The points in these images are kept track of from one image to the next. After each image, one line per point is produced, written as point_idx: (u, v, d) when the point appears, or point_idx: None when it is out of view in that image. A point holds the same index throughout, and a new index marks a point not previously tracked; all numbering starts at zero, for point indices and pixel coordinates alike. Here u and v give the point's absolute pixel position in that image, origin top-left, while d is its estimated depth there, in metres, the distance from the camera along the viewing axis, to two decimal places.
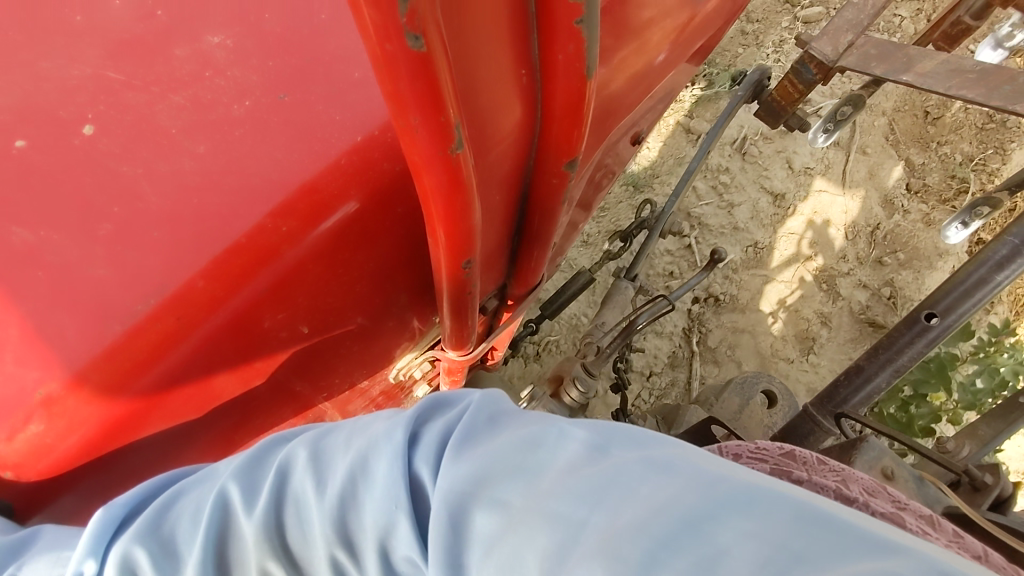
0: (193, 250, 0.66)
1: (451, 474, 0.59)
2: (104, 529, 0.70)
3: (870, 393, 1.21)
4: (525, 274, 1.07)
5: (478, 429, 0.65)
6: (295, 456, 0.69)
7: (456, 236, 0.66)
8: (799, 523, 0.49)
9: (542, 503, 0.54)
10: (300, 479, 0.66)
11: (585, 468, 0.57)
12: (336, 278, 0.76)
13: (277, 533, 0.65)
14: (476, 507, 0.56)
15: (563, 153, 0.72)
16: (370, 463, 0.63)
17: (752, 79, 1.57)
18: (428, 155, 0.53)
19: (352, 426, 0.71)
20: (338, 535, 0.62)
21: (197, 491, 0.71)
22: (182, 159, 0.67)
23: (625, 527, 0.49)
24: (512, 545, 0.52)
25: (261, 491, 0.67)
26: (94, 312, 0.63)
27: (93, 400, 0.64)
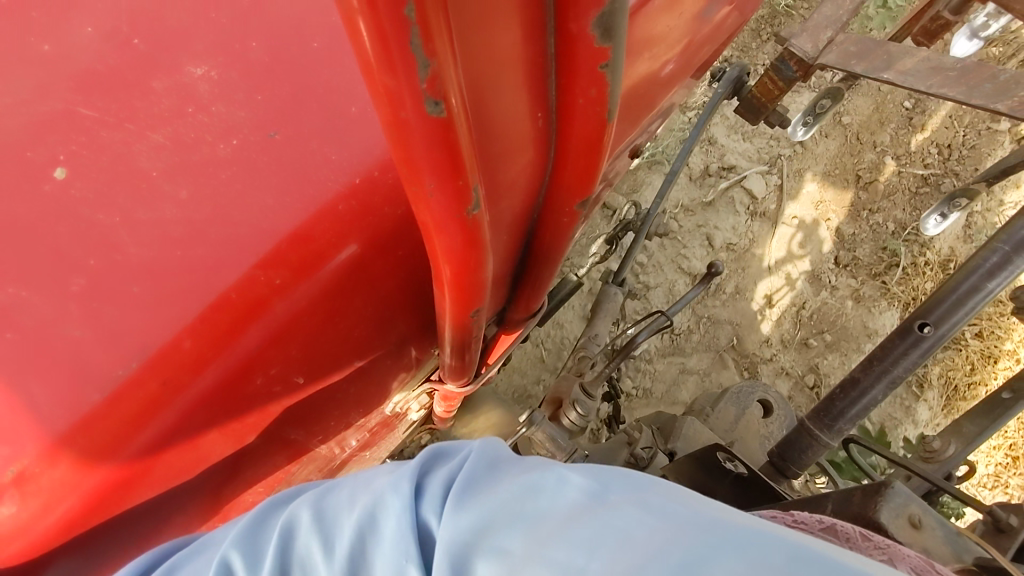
0: (178, 307, 0.60)
1: (453, 524, 0.55)
2: None
3: (867, 405, 1.15)
4: (528, 301, 1.02)
5: (478, 474, 0.61)
6: (298, 516, 0.64)
7: (467, 290, 0.62)
8: (799, 567, 0.46)
9: (542, 552, 0.50)
10: (306, 542, 0.62)
11: (583, 513, 0.53)
12: (334, 326, 0.71)
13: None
14: (475, 557, 0.53)
15: (576, 194, 0.67)
16: (375, 521, 0.59)
17: (731, 76, 1.53)
18: (443, 218, 0.49)
19: (355, 480, 0.67)
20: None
21: (194, 563, 0.65)
22: (164, 205, 0.62)
23: (624, 574, 0.46)
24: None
25: (264, 558, 0.63)
26: (71, 379, 0.58)
27: (70, 473, 0.59)
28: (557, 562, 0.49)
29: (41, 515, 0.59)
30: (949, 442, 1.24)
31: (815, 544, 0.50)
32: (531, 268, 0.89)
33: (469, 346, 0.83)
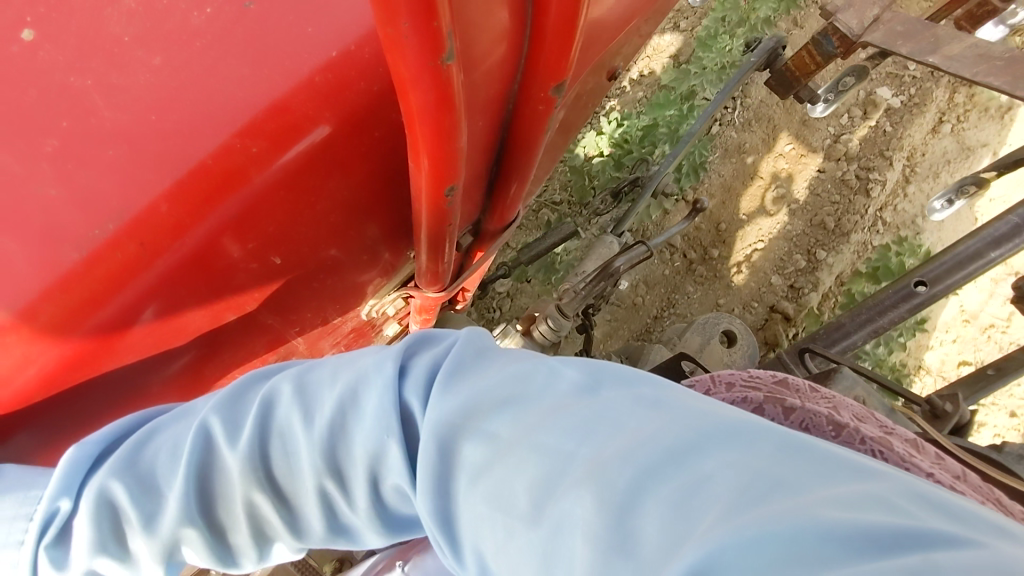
0: (155, 170, 0.60)
1: (441, 405, 0.57)
2: (79, 465, 0.65)
3: (846, 348, 1.20)
4: (502, 210, 1.04)
5: (465, 361, 0.62)
6: (279, 388, 0.66)
7: (441, 160, 0.63)
8: (784, 452, 0.48)
9: (530, 436, 0.53)
10: (286, 412, 0.64)
11: (573, 404, 0.55)
12: (308, 207, 0.73)
13: (263, 462, 0.63)
14: (464, 439, 0.55)
15: (551, 78, 0.68)
16: (360, 395, 0.61)
17: (766, 45, 1.65)
18: (417, 68, 0.50)
19: (337, 360, 0.68)
20: (327, 466, 0.61)
21: (174, 427, 0.67)
22: (137, 71, 0.61)
23: (611, 457, 0.49)
24: (501, 476, 0.52)
25: (244, 427, 0.64)
26: (45, 235, 0.58)
27: (46, 334, 0.60)
28: (547, 447, 0.52)
29: (15, 369, 0.60)
30: None
31: (798, 435, 0.51)
32: (505, 170, 0.91)
33: (443, 243, 0.86)
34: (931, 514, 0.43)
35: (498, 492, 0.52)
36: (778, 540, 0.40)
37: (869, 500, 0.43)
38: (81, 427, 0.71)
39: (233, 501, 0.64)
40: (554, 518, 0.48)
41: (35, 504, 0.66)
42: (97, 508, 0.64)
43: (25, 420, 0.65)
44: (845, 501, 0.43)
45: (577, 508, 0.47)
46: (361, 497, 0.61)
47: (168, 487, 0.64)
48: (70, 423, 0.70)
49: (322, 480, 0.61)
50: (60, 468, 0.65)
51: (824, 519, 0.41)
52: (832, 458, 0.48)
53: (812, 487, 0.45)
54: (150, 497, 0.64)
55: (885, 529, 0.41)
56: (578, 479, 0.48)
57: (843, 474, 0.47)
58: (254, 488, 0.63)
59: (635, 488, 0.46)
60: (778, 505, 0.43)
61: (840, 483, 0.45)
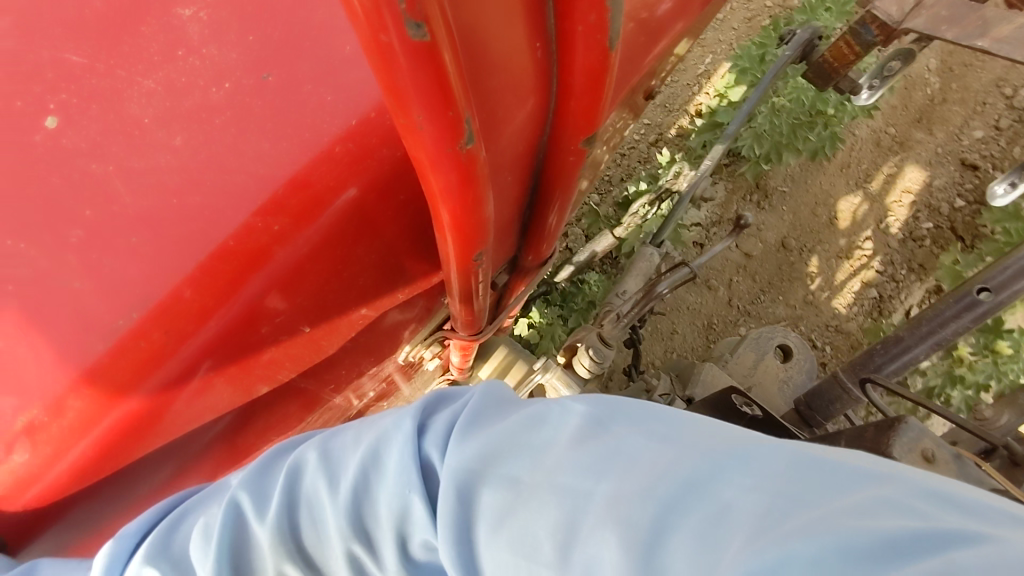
0: (176, 257, 0.59)
1: (459, 452, 0.55)
2: (117, 555, 0.67)
3: (907, 363, 1.11)
4: (537, 244, 1.01)
5: (484, 408, 0.60)
6: (304, 457, 0.64)
7: (468, 230, 0.60)
8: (796, 468, 0.45)
9: (550, 475, 0.50)
10: (311, 481, 0.62)
11: (588, 440, 0.52)
12: (336, 274, 0.71)
13: (293, 537, 0.62)
14: (482, 484, 0.53)
15: (581, 132, 0.65)
16: (380, 454, 0.59)
17: (801, 38, 1.44)
18: (434, 152, 0.47)
19: (359, 423, 0.66)
20: (352, 528, 0.59)
21: (205, 506, 0.67)
22: (157, 153, 0.60)
23: (631, 494, 0.46)
24: (524, 520, 0.49)
25: (271, 497, 0.63)
26: (71, 330, 0.58)
27: (77, 427, 0.60)
28: (565, 486, 0.49)
29: (52, 462, 0.61)
30: (1002, 414, 1.08)
31: (811, 449, 0.48)
32: (540, 211, 0.88)
33: (475, 295, 0.83)
34: (948, 515, 0.41)
35: (522, 539, 0.49)
36: (806, 558, 0.37)
37: (880, 506, 0.41)
38: (121, 508, 0.71)
39: (267, 571, 0.63)
40: (584, 563, 0.45)
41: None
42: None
43: (62, 510, 0.65)
44: (859, 511, 0.40)
45: (605, 551, 0.44)
46: (389, 558, 0.58)
47: (200, 564, 0.64)
48: (108, 506, 0.69)
49: (349, 545, 0.59)
50: (98, 561, 0.67)
51: (846, 534, 0.38)
52: (842, 467, 0.45)
53: (829, 500, 0.42)
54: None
55: (903, 532, 0.38)
56: (601, 518, 0.45)
57: (853, 483, 0.43)
58: (285, 560, 0.62)
59: (658, 524, 0.43)
60: (796, 521, 0.40)
61: (848, 492, 0.42)
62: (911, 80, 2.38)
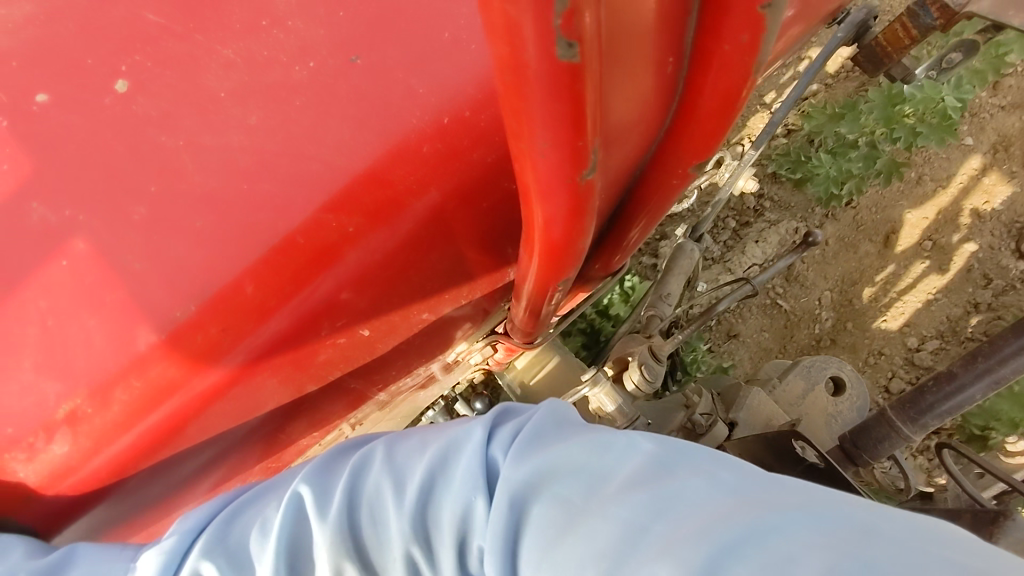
0: (241, 248, 0.55)
1: (516, 468, 0.52)
2: (173, 550, 0.65)
3: (962, 403, 1.01)
4: (607, 256, 0.94)
5: (546, 427, 0.57)
6: (371, 453, 0.63)
7: (560, 256, 0.55)
8: (868, 535, 0.39)
9: (602, 504, 0.46)
10: (376, 478, 0.60)
11: (649, 478, 0.48)
12: (405, 279, 0.65)
13: (353, 535, 0.59)
14: (535, 501, 0.50)
15: (693, 155, 0.58)
16: (448, 461, 0.57)
17: (854, 19, 1.24)
18: (549, 181, 0.41)
19: (427, 429, 0.64)
20: (415, 532, 0.56)
21: (267, 498, 0.65)
22: (230, 131, 0.55)
23: (687, 534, 0.41)
24: (571, 546, 0.45)
25: (333, 494, 0.61)
26: (126, 315, 0.54)
27: (123, 419, 0.56)
28: (620, 517, 0.45)
29: (91, 457, 0.57)
30: None
31: (886, 521, 0.41)
32: (621, 226, 0.81)
33: (543, 310, 0.78)
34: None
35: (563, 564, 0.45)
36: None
37: None
38: (159, 500, 0.67)
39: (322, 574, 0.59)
40: None
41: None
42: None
43: (95, 507, 0.61)
44: None
45: None
46: (446, 564, 0.55)
47: (258, 554, 0.62)
48: (142, 503, 0.65)
49: (409, 548, 0.56)
50: (147, 558, 0.65)
51: None
52: (925, 554, 0.37)
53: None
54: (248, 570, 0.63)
55: None
56: (652, 556, 0.41)
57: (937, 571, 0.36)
58: (344, 557, 0.58)
59: (711, 564, 0.39)
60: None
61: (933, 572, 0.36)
62: (796, 317, 1.98)
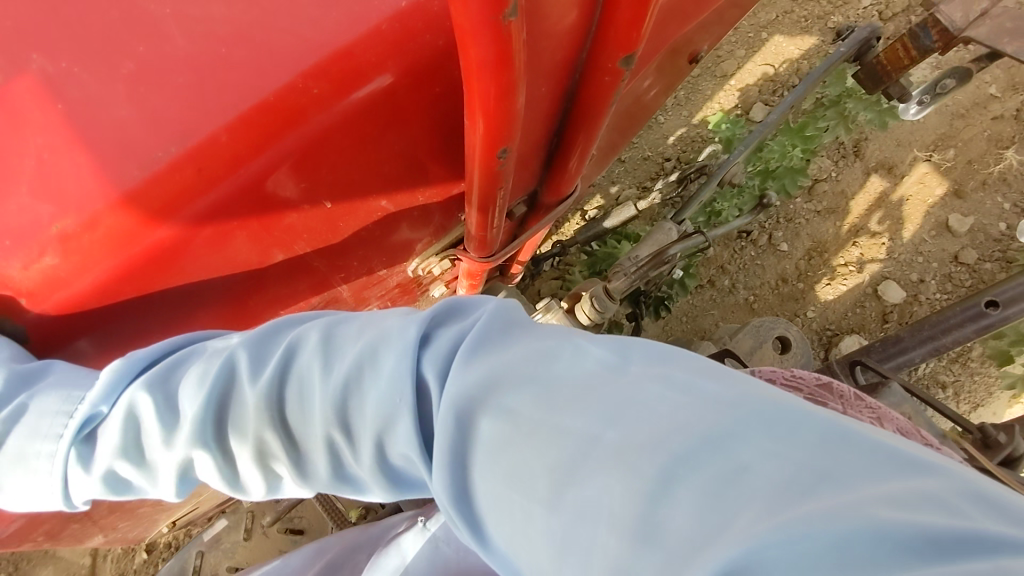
0: (218, 104, 0.62)
1: (461, 376, 0.51)
2: (123, 373, 0.65)
3: (903, 364, 1.22)
4: (558, 184, 1.02)
5: (490, 332, 0.55)
6: (305, 335, 0.61)
7: (494, 121, 0.62)
8: (828, 447, 0.41)
9: (554, 415, 0.47)
10: (308, 360, 0.58)
11: (602, 383, 0.48)
12: (363, 153, 0.73)
13: (278, 410, 0.58)
14: (480, 413, 0.49)
15: (618, 53, 0.66)
16: (379, 354, 0.55)
17: (859, 36, 1.55)
18: (478, 22, 0.49)
19: (369, 316, 0.62)
20: (337, 416, 0.55)
21: (205, 358, 0.64)
22: (212, 2, 0.63)
23: (641, 445, 0.43)
24: (522, 454, 0.46)
25: (269, 361, 0.60)
26: (111, 153, 0.60)
27: (105, 247, 0.62)
28: (572, 430, 0.45)
29: (70, 284, 0.63)
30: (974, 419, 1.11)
31: (844, 420, 0.44)
32: (566, 143, 0.89)
33: (490, 207, 0.85)
34: (992, 519, 0.39)
35: (517, 470, 0.46)
36: (831, 540, 0.36)
37: (925, 497, 0.39)
38: (132, 344, 0.75)
39: (243, 435, 0.59)
40: (577, 505, 0.43)
41: (76, 404, 0.65)
42: (128, 417, 0.64)
43: (76, 332, 0.68)
44: (899, 499, 0.38)
45: (606, 497, 0.42)
46: (364, 454, 0.55)
47: (187, 406, 0.61)
48: (114, 342, 0.72)
49: (329, 430, 0.56)
50: (104, 374, 0.65)
51: (880, 522, 0.37)
52: (878, 447, 0.42)
53: (864, 484, 0.39)
54: (176, 414, 0.62)
55: (943, 534, 0.37)
56: (607, 465, 0.43)
57: (891, 467, 0.41)
58: (265, 425, 0.58)
59: (665, 476, 0.41)
60: (827, 502, 0.38)
61: (885, 479, 0.40)
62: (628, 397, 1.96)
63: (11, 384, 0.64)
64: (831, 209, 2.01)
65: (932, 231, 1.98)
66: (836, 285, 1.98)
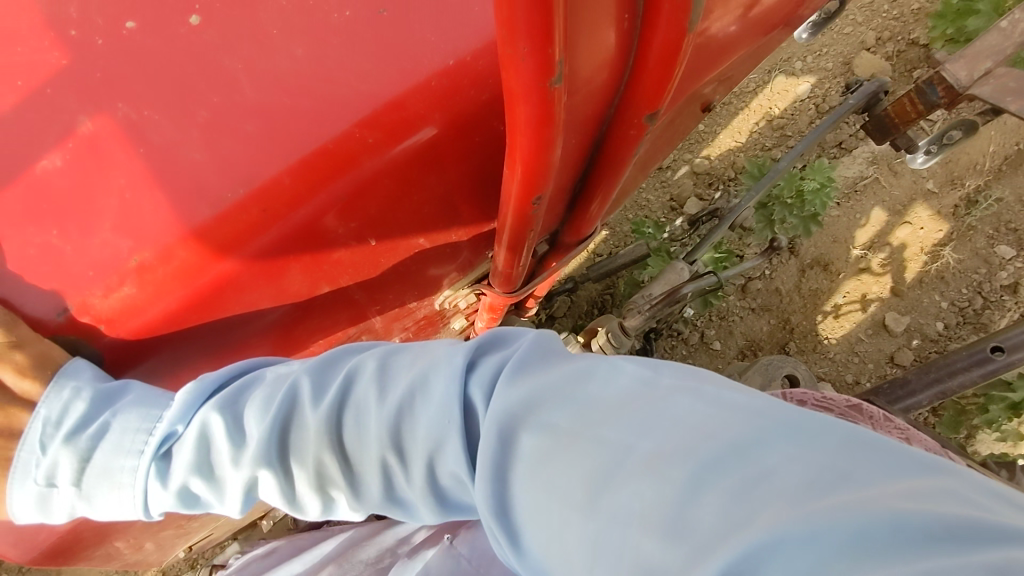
0: (283, 149, 0.68)
1: (506, 395, 0.55)
2: (196, 397, 0.71)
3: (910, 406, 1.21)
4: (580, 224, 1.08)
5: (531, 357, 0.60)
6: (362, 364, 0.66)
7: (532, 169, 0.68)
8: (846, 449, 0.44)
9: (591, 428, 0.51)
10: (365, 387, 0.64)
11: (634, 400, 0.52)
12: (408, 195, 0.79)
13: (337, 433, 0.64)
14: (523, 428, 0.54)
15: (644, 108, 0.72)
16: (430, 380, 0.61)
17: (867, 90, 1.58)
18: (526, 85, 0.55)
19: (421, 346, 0.67)
20: (391, 438, 0.60)
21: (268, 383, 0.69)
22: (280, 59, 0.70)
23: (672, 452, 0.46)
24: (562, 464, 0.50)
25: (329, 388, 0.66)
26: (187, 192, 0.67)
27: (176, 278, 0.67)
28: (608, 443, 0.49)
29: (141, 311, 0.68)
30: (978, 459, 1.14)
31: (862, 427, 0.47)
32: (590, 186, 0.95)
33: (520, 247, 0.91)
34: (1009, 512, 0.42)
35: (557, 480, 0.50)
36: (849, 531, 0.38)
37: (940, 490, 0.41)
38: (186, 369, 0.79)
39: (305, 458, 0.65)
40: (613, 508, 0.47)
41: (156, 421, 0.70)
42: (202, 435, 0.70)
43: (139, 357, 0.73)
44: (916, 493, 0.40)
45: (638, 501, 0.45)
46: (416, 475, 0.59)
47: (254, 427, 0.67)
48: (171, 366, 0.77)
49: (384, 453, 0.61)
50: (180, 395, 0.71)
51: (896, 511, 0.39)
52: (897, 452, 0.45)
53: (879, 481, 0.42)
54: (244, 433, 0.68)
55: (959, 521, 0.39)
56: (639, 471, 0.47)
57: (909, 469, 0.43)
58: (325, 448, 0.64)
59: (693, 481, 0.44)
60: (844, 497, 0.40)
61: (902, 478, 0.42)
62: None
63: (96, 402, 0.70)
64: (766, 307, 1.98)
65: (869, 329, 1.95)
66: (834, 328, 1.95)
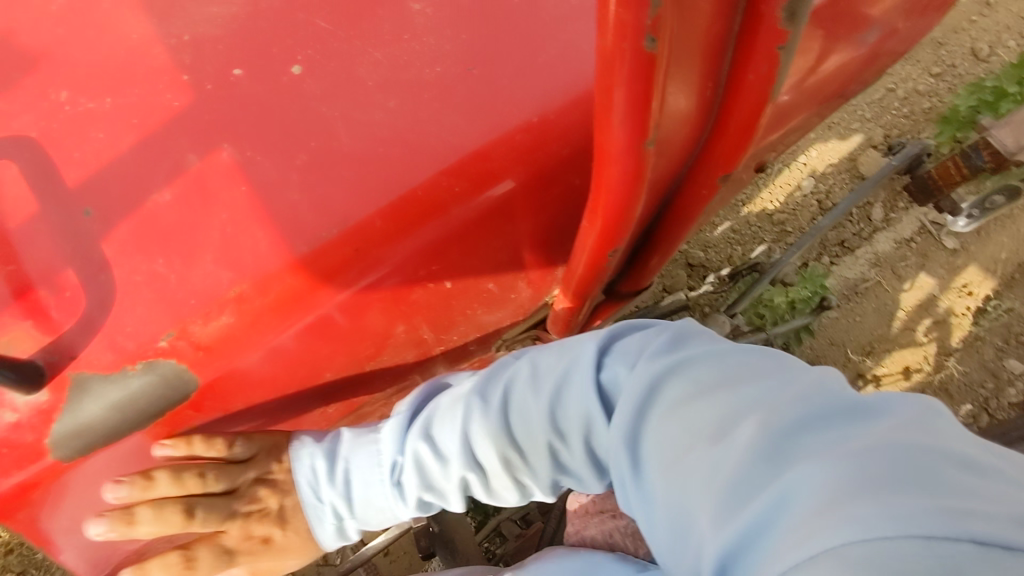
0: (376, 193, 0.72)
1: (655, 360, 0.64)
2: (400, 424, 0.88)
3: None
4: (639, 273, 1.09)
5: (676, 338, 0.68)
6: (519, 372, 0.79)
7: (614, 222, 0.70)
8: (940, 425, 0.50)
9: (724, 383, 0.58)
10: (526, 387, 0.76)
11: (767, 368, 0.59)
12: (488, 242, 0.81)
13: (513, 430, 0.76)
14: (663, 381, 0.62)
15: (720, 169, 0.74)
16: (584, 366, 0.71)
17: (908, 152, 1.72)
18: (619, 147, 0.58)
19: (564, 345, 0.78)
20: (557, 424, 0.72)
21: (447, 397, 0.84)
22: (375, 110, 0.75)
23: (791, 399, 0.53)
24: (694, 408, 0.57)
25: (495, 394, 0.79)
26: (285, 230, 0.71)
27: (268, 312, 0.70)
28: (740, 391, 0.56)
29: (230, 344, 0.70)
30: None
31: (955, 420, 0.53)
32: (656, 240, 0.96)
33: (587, 293, 0.92)
34: None
35: (687, 417, 0.57)
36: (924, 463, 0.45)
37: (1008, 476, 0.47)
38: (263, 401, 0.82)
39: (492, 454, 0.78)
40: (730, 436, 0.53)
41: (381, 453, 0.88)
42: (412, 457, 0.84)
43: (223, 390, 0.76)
44: (984, 467, 0.47)
45: (750, 429, 0.52)
46: (582, 449, 0.71)
47: (445, 435, 0.81)
48: (250, 397, 0.79)
49: (553, 437, 0.73)
50: (389, 429, 0.88)
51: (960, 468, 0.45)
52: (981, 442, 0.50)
53: (958, 447, 0.48)
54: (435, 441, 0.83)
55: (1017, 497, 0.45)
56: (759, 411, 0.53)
57: (987, 454, 0.49)
58: (508, 445, 0.77)
59: (804, 419, 0.51)
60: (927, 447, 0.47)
61: (978, 454, 0.48)
62: None
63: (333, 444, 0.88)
64: None
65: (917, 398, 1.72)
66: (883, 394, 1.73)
